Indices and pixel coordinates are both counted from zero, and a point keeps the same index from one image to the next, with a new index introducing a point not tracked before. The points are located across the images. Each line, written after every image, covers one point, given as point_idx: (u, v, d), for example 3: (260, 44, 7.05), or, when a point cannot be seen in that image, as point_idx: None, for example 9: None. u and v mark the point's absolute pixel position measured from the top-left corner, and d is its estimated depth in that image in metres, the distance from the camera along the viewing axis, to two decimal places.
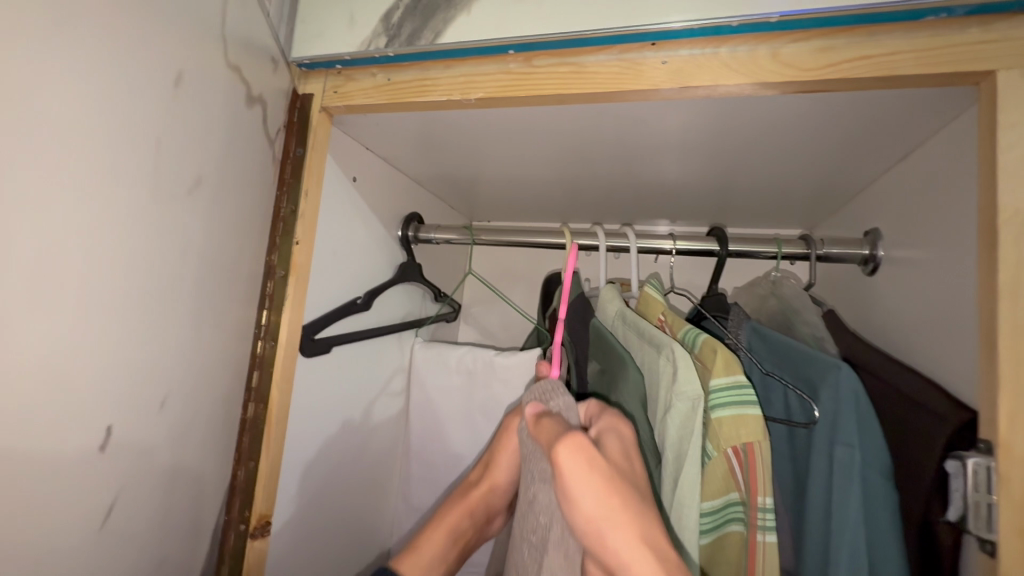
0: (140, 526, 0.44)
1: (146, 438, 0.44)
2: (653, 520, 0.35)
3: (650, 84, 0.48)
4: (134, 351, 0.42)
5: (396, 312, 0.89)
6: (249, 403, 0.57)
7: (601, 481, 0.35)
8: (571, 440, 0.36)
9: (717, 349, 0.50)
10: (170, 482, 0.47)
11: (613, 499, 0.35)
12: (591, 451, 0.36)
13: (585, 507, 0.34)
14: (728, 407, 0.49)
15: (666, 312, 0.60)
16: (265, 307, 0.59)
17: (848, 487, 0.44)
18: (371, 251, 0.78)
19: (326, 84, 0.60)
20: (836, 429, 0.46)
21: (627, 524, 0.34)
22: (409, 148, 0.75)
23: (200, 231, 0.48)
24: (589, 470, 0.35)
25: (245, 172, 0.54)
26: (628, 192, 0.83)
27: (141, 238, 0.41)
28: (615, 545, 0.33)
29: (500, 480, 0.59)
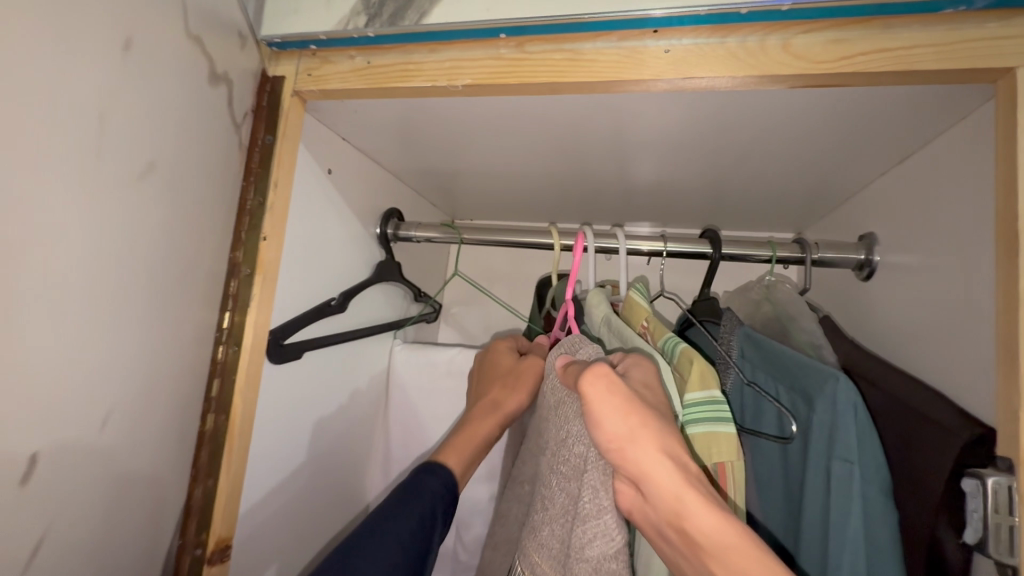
0: (69, 556, 0.39)
1: (75, 458, 0.39)
2: (672, 437, 0.37)
3: (652, 74, 0.45)
4: (63, 358, 0.36)
5: (374, 313, 0.84)
6: (208, 415, 0.52)
7: (623, 404, 0.36)
8: (593, 370, 0.37)
9: (694, 359, 0.47)
10: (108, 505, 0.42)
11: (635, 418, 0.36)
12: (614, 379, 0.37)
13: (611, 429, 0.36)
14: (700, 424, 0.46)
15: (649, 318, 0.56)
16: (228, 308, 0.53)
17: (848, 505, 0.42)
18: (347, 249, 0.73)
19: (299, 66, 0.55)
20: (833, 444, 0.44)
21: (648, 442, 0.35)
22: (389, 139, 0.70)
23: (154, 221, 0.43)
24: (612, 392, 0.36)
25: (204, 158, 0.49)
26: (618, 191, 0.81)
27: (74, 228, 0.36)
28: (636, 457, 0.35)
29: (512, 406, 0.61)
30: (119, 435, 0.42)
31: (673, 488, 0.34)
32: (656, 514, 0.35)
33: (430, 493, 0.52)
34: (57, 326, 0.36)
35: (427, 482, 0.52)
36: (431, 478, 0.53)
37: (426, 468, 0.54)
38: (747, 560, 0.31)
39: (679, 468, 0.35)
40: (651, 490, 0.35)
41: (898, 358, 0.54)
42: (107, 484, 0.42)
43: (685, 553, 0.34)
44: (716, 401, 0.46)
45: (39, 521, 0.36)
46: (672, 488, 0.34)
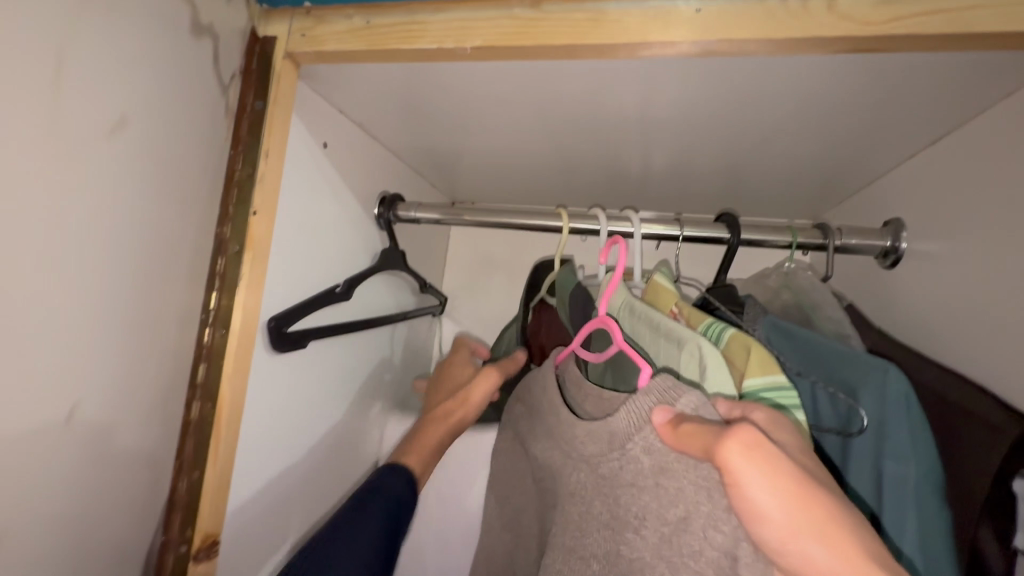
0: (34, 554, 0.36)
1: (33, 451, 0.35)
2: (872, 533, 0.27)
3: (680, 36, 0.41)
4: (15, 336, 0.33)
5: (374, 303, 0.80)
6: (194, 402, 0.48)
7: (794, 488, 0.28)
8: (738, 437, 0.30)
9: (750, 346, 0.44)
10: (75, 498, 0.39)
11: (811, 504, 0.28)
12: (770, 449, 0.29)
13: (780, 525, 0.27)
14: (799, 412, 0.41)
15: (682, 304, 0.54)
16: (215, 288, 0.49)
17: (902, 507, 0.40)
18: (345, 230, 0.69)
19: (292, 26, 0.50)
20: (884, 441, 0.41)
21: (846, 549, 0.26)
22: (390, 112, 0.66)
23: (118, 189, 0.39)
24: (775, 473, 0.28)
25: (185, 128, 0.45)
26: (632, 172, 0.77)
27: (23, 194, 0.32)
28: (827, 567, 0.26)
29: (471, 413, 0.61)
30: (80, 425, 0.39)
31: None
32: None
33: (392, 494, 0.53)
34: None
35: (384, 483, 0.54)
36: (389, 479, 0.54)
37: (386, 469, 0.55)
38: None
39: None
40: None
41: (935, 351, 0.51)
42: (69, 478, 0.38)
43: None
44: (783, 387, 0.42)
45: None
46: None
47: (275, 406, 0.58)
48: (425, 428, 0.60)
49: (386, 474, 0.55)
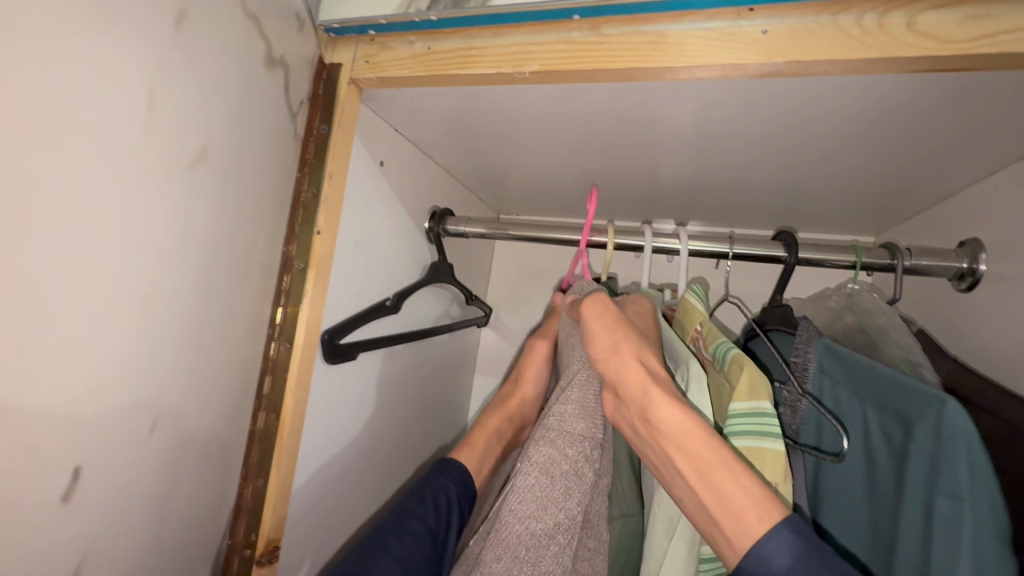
0: (126, 551, 0.39)
1: (132, 458, 0.38)
2: (646, 349, 0.48)
3: (748, 57, 0.40)
4: (121, 353, 0.36)
5: (422, 314, 0.83)
6: (259, 413, 0.51)
7: (610, 324, 0.49)
8: (595, 298, 0.51)
9: (744, 366, 0.49)
10: (165, 501, 0.42)
11: (617, 331, 0.49)
12: (608, 305, 0.50)
13: (601, 341, 0.49)
14: (745, 436, 0.47)
15: (704, 323, 0.59)
16: (281, 303, 0.52)
17: (953, 548, 0.36)
18: (399, 244, 0.72)
19: (357, 53, 0.53)
20: (937, 473, 0.38)
21: (629, 355, 0.47)
22: (444, 132, 0.68)
23: (198, 211, 0.41)
24: (601, 312, 0.50)
25: (262, 153, 0.48)
26: (683, 188, 0.76)
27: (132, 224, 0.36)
28: (617, 364, 0.47)
29: (528, 392, 0.65)
30: (162, 438, 0.41)
31: (643, 384, 0.44)
32: (628, 408, 0.46)
33: (442, 491, 0.53)
34: (108, 326, 0.35)
35: (437, 482, 0.53)
36: (440, 479, 0.53)
37: (437, 469, 0.55)
38: (700, 445, 0.40)
39: (647, 371, 0.45)
40: (626, 389, 0.46)
41: (1014, 381, 0.48)
42: (154, 485, 0.41)
43: (649, 441, 0.44)
44: (767, 413, 0.47)
45: (76, 530, 0.35)
46: (641, 384, 0.44)
47: (334, 412, 0.61)
48: (484, 418, 0.61)
49: (438, 472, 0.54)
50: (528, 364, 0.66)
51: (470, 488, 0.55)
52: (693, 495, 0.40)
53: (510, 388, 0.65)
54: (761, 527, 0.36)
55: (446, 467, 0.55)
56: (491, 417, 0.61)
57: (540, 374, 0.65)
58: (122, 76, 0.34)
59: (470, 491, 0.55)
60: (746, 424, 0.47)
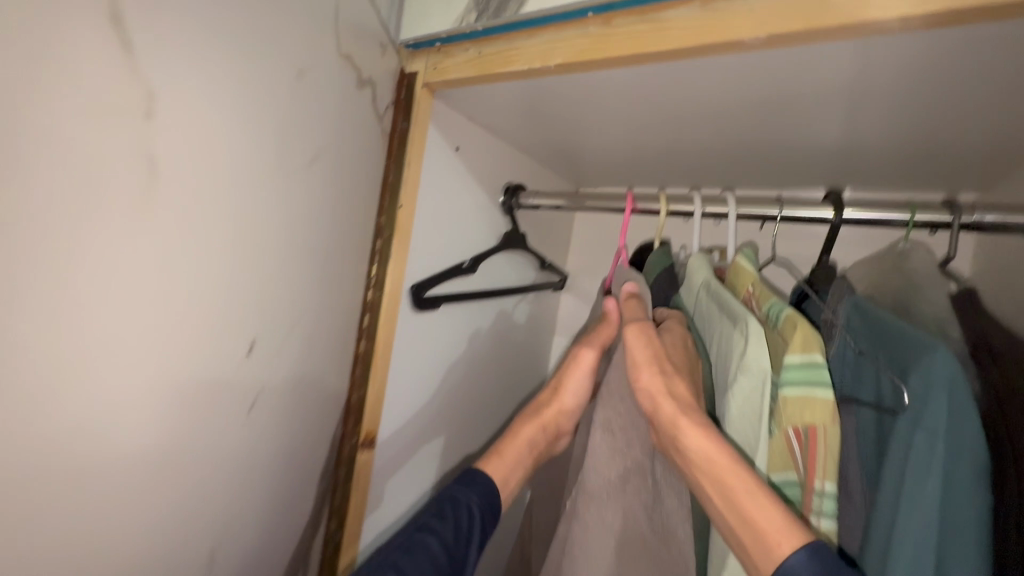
0: (288, 425, 0.58)
1: (288, 364, 0.56)
2: (681, 380, 0.53)
3: (735, 35, 0.45)
4: (287, 297, 0.54)
5: (500, 277, 0.96)
6: (361, 339, 0.68)
7: (648, 353, 0.54)
8: (634, 327, 0.56)
9: (797, 323, 0.49)
10: (309, 397, 0.61)
11: (652, 364, 0.54)
12: (646, 333, 0.56)
13: (641, 373, 0.54)
14: (796, 385, 0.47)
15: (756, 282, 0.60)
16: (374, 262, 0.68)
17: (923, 480, 0.40)
18: (475, 216, 0.86)
19: (428, 62, 0.66)
20: (918, 415, 0.41)
21: (659, 386, 0.52)
22: (509, 117, 0.79)
23: (327, 197, 0.58)
24: (643, 338, 0.55)
25: (365, 154, 0.63)
26: (739, 153, 0.78)
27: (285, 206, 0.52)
28: (651, 393, 0.52)
29: (567, 403, 0.65)
30: (308, 355, 0.59)
31: (672, 417, 0.50)
32: (661, 434, 0.51)
33: (465, 506, 0.58)
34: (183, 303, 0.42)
35: (460, 497, 0.59)
36: (464, 493, 0.59)
37: (461, 483, 0.60)
38: (727, 475, 0.45)
39: (678, 404, 0.51)
40: (659, 419, 0.51)
41: None
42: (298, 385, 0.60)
43: (681, 468, 0.49)
44: (818, 365, 0.47)
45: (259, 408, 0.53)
46: (671, 415, 0.50)
47: (422, 349, 0.78)
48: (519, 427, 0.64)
49: (462, 486, 0.60)
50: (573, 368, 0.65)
51: (494, 501, 0.60)
52: (723, 518, 0.45)
53: (549, 394, 0.65)
54: (783, 551, 0.41)
55: (472, 481, 0.60)
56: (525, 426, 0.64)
57: (582, 385, 0.64)
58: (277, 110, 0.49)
59: (495, 505, 0.60)
60: (799, 373, 0.47)
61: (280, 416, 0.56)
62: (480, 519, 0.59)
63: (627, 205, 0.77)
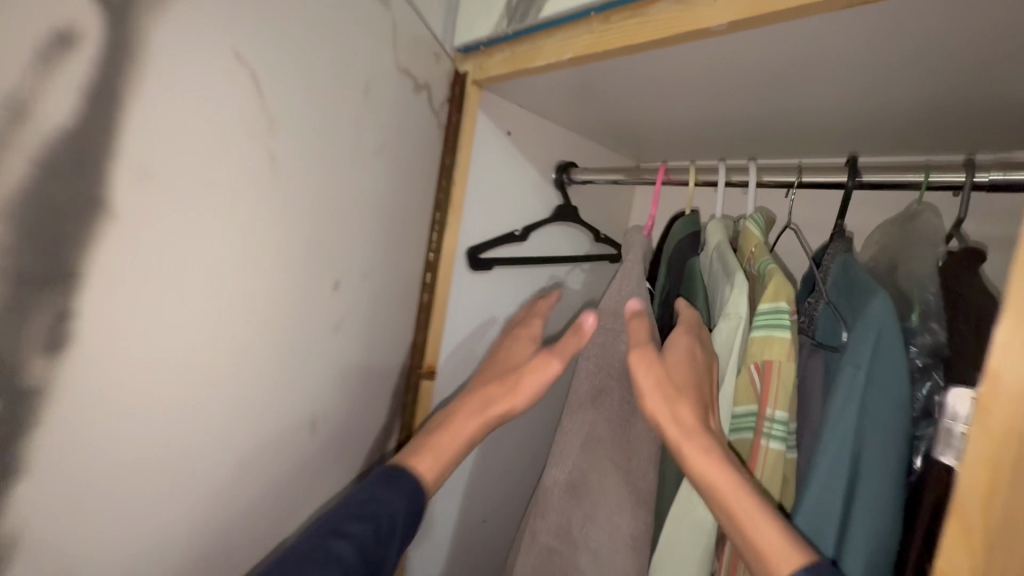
0: (372, 360, 0.75)
1: (370, 312, 0.72)
2: (691, 405, 0.51)
3: (701, 25, 0.53)
4: (369, 260, 0.70)
5: (555, 246, 1.07)
6: (424, 291, 0.85)
7: (654, 381, 0.52)
8: (641, 354, 0.54)
9: (773, 275, 0.55)
10: (388, 337, 0.78)
11: (656, 390, 0.52)
12: (650, 358, 0.54)
13: (647, 400, 0.52)
14: (761, 328, 0.54)
15: (759, 245, 0.64)
16: (434, 230, 0.85)
17: (843, 404, 0.46)
18: (527, 191, 0.98)
19: (475, 62, 0.80)
20: (849, 352, 0.47)
21: (664, 412, 0.50)
22: (553, 103, 0.90)
23: (397, 182, 0.73)
24: (646, 362, 0.53)
25: (426, 142, 0.78)
26: (776, 124, 0.79)
27: (366, 193, 0.67)
28: (655, 416, 0.51)
29: (518, 407, 0.62)
30: (385, 305, 0.76)
31: (678, 442, 0.48)
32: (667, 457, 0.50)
33: (388, 510, 0.55)
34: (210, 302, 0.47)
35: (384, 497, 0.55)
36: (387, 496, 0.55)
37: (388, 478, 0.57)
38: (735, 500, 0.44)
39: (681, 430, 0.49)
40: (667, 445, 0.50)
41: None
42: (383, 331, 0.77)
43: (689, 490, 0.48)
44: (783, 312, 0.53)
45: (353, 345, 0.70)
46: (676, 439, 0.49)
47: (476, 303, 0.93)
48: (456, 420, 0.62)
49: (387, 487, 0.56)
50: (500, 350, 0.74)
51: (418, 502, 0.57)
52: (733, 539, 0.44)
53: (500, 383, 0.64)
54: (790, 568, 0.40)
55: (397, 482, 0.57)
56: (469, 419, 0.62)
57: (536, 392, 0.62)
58: (367, 123, 0.65)
59: (420, 504, 0.58)
60: (765, 319, 0.53)
61: (365, 352, 0.73)
62: (402, 523, 0.56)
63: (659, 177, 0.84)
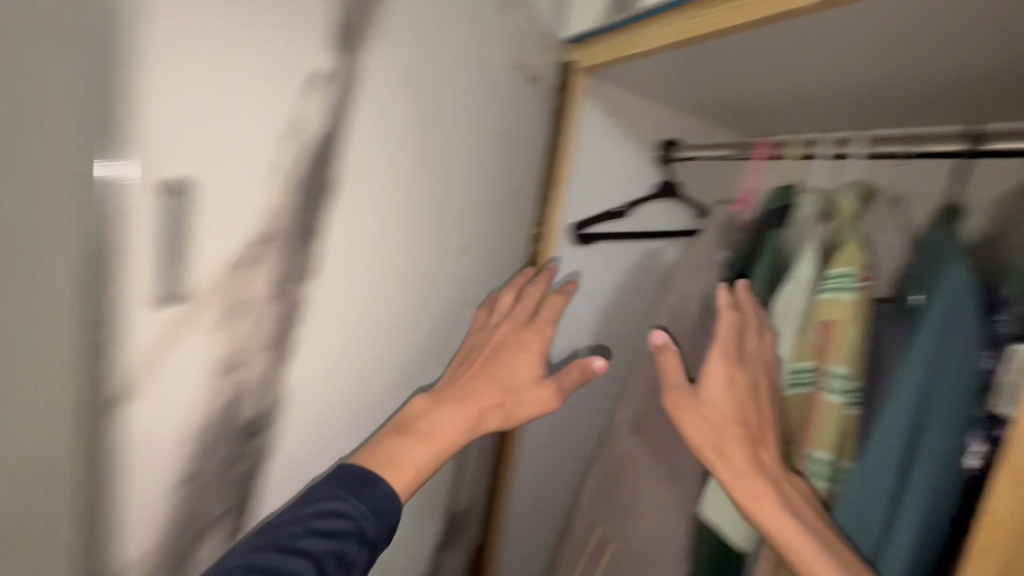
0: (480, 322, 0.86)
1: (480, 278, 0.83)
2: (735, 438, 0.60)
3: (796, 7, 0.54)
4: (479, 234, 0.81)
5: (654, 223, 1.09)
6: (528, 261, 0.92)
7: (697, 422, 0.62)
8: (675, 399, 0.64)
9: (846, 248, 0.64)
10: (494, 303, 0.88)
11: (701, 428, 0.61)
12: (687, 401, 0.63)
13: (695, 441, 0.61)
14: (827, 292, 0.63)
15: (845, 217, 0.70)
16: (540, 206, 0.91)
17: (915, 363, 0.53)
18: (629, 171, 1.01)
19: (580, 53, 0.85)
20: (928, 319, 0.53)
21: (710, 451, 0.60)
22: (658, 85, 0.92)
23: (505, 165, 0.82)
24: (682, 403, 0.63)
25: (533, 129, 0.86)
26: (903, 92, 0.74)
27: (477, 175, 0.78)
28: (705, 454, 0.61)
29: (517, 414, 0.68)
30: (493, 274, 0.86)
31: (729, 480, 0.58)
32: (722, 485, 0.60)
33: (355, 509, 0.54)
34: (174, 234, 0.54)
35: (354, 496, 0.54)
36: (351, 500, 0.54)
37: (340, 494, 0.54)
38: (781, 524, 0.53)
39: (728, 467, 0.58)
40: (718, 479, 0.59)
41: None
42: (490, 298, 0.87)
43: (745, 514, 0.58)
44: (845, 277, 0.62)
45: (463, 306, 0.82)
46: (726, 475, 0.58)
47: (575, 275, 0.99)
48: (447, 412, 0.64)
49: (355, 492, 0.55)
50: (483, 335, 0.76)
51: (384, 510, 0.55)
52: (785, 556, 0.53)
53: (491, 405, 0.67)
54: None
55: (363, 490, 0.55)
56: (457, 422, 0.64)
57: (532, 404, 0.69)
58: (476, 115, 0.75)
59: (384, 518, 0.56)
60: (831, 282, 0.63)
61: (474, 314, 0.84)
62: (370, 530, 0.54)
63: (760, 151, 0.83)
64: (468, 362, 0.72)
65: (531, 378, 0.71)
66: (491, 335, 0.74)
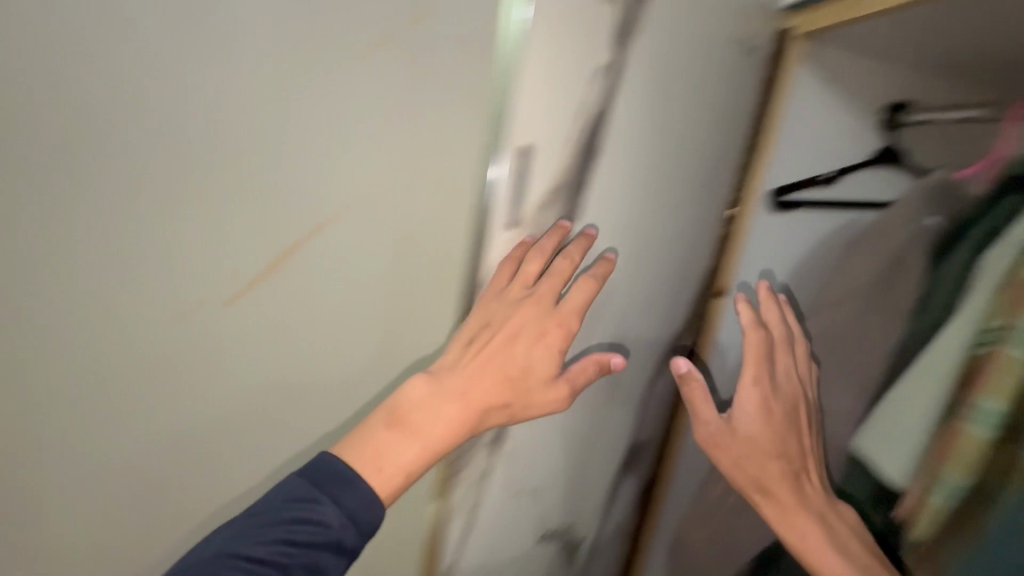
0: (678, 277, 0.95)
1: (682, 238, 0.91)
2: (772, 474, 0.77)
3: None
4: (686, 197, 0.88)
5: (866, 192, 1.04)
6: (724, 225, 0.98)
7: (739, 462, 0.78)
8: (708, 439, 0.80)
9: None
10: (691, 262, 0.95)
11: (741, 464, 0.78)
12: (725, 444, 0.79)
13: (737, 478, 0.79)
14: None
15: None
16: (745, 172, 0.96)
17: None
18: (844, 136, 0.98)
19: (800, 19, 0.87)
20: None
21: (747, 483, 0.78)
22: (889, 43, 0.87)
23: (716, 133, 0.88)
24: (723, 445, 0.79)
25: (743, 98, 0.90)
26: None
27: (690, 142, 0.84)
28: (745, 487, 0.78)
29: (523, 410, 0.70)
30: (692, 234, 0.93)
31: (769, 513, 0.77)
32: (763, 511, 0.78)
33: (217, 548, 0.54)
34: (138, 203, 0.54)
35: (257, 514, 0.56)
36: (325, 507, 0.57)
37: (321, 502, 0.58)
38: (812, 545, 0.73)
39: (767, 499, 0.77)
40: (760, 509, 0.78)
41: None
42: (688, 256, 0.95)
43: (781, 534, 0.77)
44: None
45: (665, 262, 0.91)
46: (769, 510, 0.77)
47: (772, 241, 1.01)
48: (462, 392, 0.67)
49: (327, 501, 0.58)
50: (495, 307, 0.70)
51: (358, 518, 0.59)
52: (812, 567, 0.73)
53: (498, 405, 0.69)
54: None
55: (333, 495, 0.58)
56: (459, 407, 0.66)
57: (543, 394, 0.70)
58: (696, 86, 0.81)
59: (353, 528, 0.59)
60: None
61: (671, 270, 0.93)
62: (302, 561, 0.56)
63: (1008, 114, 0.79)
64: (476, 347, 0.69)
65: (545, 377, 0.71)
66: (507, 321, 0.69)
